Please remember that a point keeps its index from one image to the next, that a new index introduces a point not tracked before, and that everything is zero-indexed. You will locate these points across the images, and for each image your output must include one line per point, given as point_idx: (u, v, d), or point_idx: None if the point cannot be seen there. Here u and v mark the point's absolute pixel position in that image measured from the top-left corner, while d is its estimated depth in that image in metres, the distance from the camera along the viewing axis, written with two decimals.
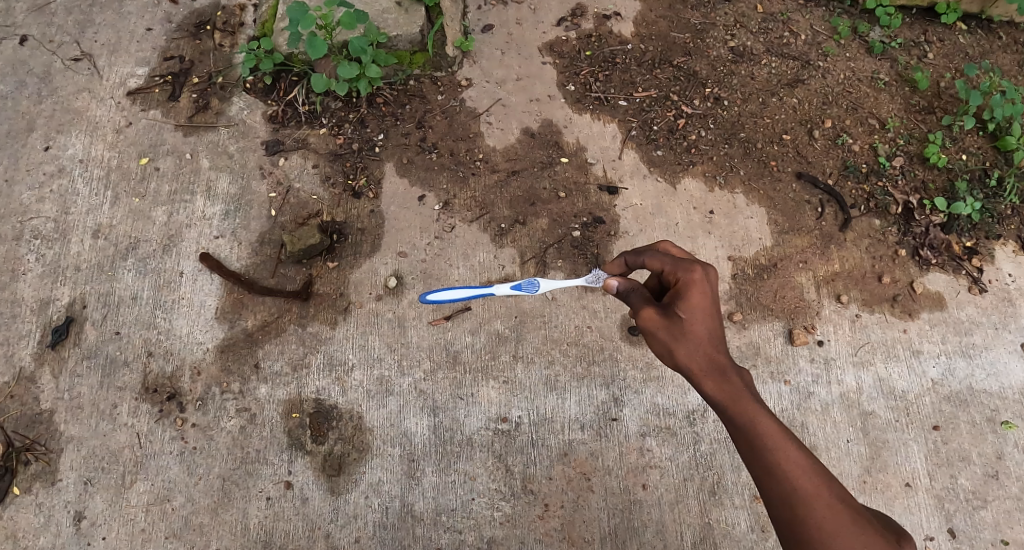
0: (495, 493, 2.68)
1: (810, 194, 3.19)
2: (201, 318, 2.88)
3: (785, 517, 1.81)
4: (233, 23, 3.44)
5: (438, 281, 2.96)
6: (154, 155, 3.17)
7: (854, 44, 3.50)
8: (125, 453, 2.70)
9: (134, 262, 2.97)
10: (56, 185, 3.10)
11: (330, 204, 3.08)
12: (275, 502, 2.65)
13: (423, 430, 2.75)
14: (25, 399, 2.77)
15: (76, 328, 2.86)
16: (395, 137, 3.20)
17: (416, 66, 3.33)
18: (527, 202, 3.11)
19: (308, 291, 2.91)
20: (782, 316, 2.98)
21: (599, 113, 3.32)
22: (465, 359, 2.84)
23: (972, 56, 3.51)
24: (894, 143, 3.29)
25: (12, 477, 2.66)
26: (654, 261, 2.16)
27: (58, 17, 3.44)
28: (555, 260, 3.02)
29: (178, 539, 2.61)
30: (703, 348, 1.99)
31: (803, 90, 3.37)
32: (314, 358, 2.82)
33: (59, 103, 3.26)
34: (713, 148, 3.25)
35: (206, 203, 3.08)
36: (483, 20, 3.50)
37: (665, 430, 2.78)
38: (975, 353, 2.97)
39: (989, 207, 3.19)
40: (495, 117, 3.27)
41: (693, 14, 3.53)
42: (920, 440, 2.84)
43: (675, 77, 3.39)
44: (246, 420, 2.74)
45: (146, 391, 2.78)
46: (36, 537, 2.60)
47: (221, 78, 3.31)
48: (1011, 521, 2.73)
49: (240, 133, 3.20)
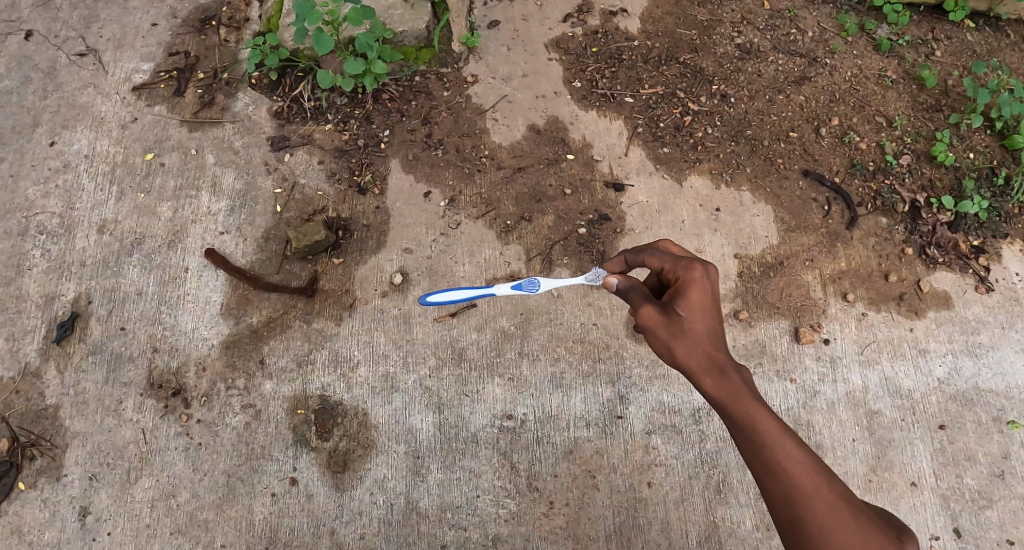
0: (500, 490, 2.68)
1: (816, 192, 3.18)
2: (207, 314, 2.88)
3: (785, 515, 1.81)
4: (238, 19, 3.44)
5: (443, 278, 2.96)
6: (159, 150, 3.16)
7: (861, 41, 3.48)
8: (131, 449, 2.70)
9: (139, 258, 2.97)
10: (61, 180, 3.10)
11: (335, 200, 3.07)
12: (280, 498, 2.65)
13: (427, 427, 2.74)
14: (31, 394, 2.77)
15: (81, 324, 2.86)
16: (400, 133, 3.19)
17: (421, 62, 3.32)
18: (533, 199, 3.10)
19: (313, 288, 2.90)
20: (788, 315, 2.97)
21: (606, 109, 3.31)
22: (470, 355, 2.84)
23: (980, 53, 3.50)
24: (901, 141, 3.28)
25: (18, 472, 2.66)
26: (654, 259, 2.15)
27: (64, 12, 3.44)
28: (561, 258, 3.01)
29: (183, 535, 2.61)
30: (702, 347, 1.97)
31: (809, 87, 3.36)
32: (319, 354, 2.82)
33: (64, 98, 3.25)
34: (719, 146, 3.24)
35: (211, 199, 3.07)
36: (489, 16, 3.48)
37: (670, 428, 2.77)
38: (981, 352, 2.96)
39: (996, 206, 3.18)
40: (501, 113, 3.27)
41: (700, 11, 3.52)
42: (925, 440, 2.83)
43: (681, 73, 3.38)
44: (251, 416, 2.74)
45: (151, 387, 2.78)
46: (41, 532, 2.60)
47: (226, 74, 3.31)
48: (1016, 521, 2.73)
49: (246, 129, 3.20)
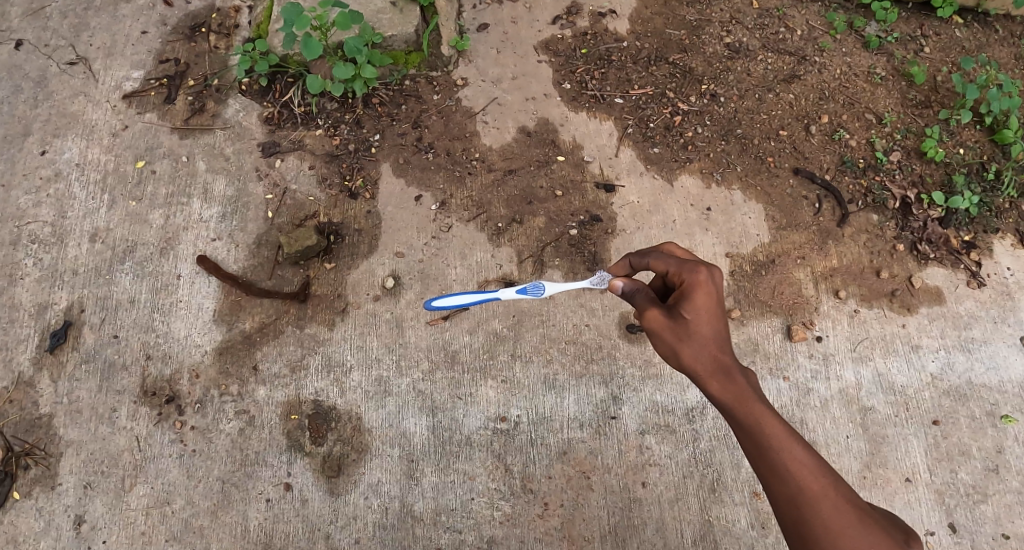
0: (495, 492, 2.68)
1: (807, 190, 3.19)
2: (200, 320, 2.88)
3: (791, 518, 1.81)
4: (228, 25, 3.44)
5: (436, 282, 2.96)
6: (151, 158, 3.17)
7: (850, 39, 3.50)
8: (125, 457, 2.70)
9: (131, 265, 2.97)
10: (53, 189, 3.10)
11: (327, 205, 3.08)
12: (275, 504, 2.65)
13: (422, 431, 2.74)
14: (24, 403, 2.77)
15: (74, 332, 2.86)
16: (391, 137, 3.20)
17: (411, 66, 3.32)
18: (524, 201, 3.11)
19: (305, 293, 2.91)
20: (781, 313, 2.98)
21: (596, 110, 3.31)
22: (463, 358, 2.84)
23: (969, 49, 3.51)
24: (891, 138, 3.29)
25: (12, 481, 2.66)
26: (660, 262, 2.15)
27: (53, 21, 3.44)
28: (553, 259, 3.01)
29: (178, 542, 2.61)
30: (708, 349, 1.97)
31: (799, 85, 3.37)
32: (312, 359, 2.82)
33: (55, 107, 3.25)
34: (710, 145, 3.25)
35: (203, 206, 3.08)
36: (479, 19, 3.49)
37: (664, 427, 2.78)
38: (974, 347, 2.97)
39: (987, 201, 3.18)
40: (491, 116, 3.27)
41: (689, 11, 3.53)
42: (920, 435, 2.83)
43: (671, 74, 3.39)
44: (245, 422, 2.74)
45: (145, 395, 2.78)
46: (37, 541, 2.60)
47: (217, 80, 3.31)
48: (1011, 515, 2.73)
49: (236, 135, 3.20)
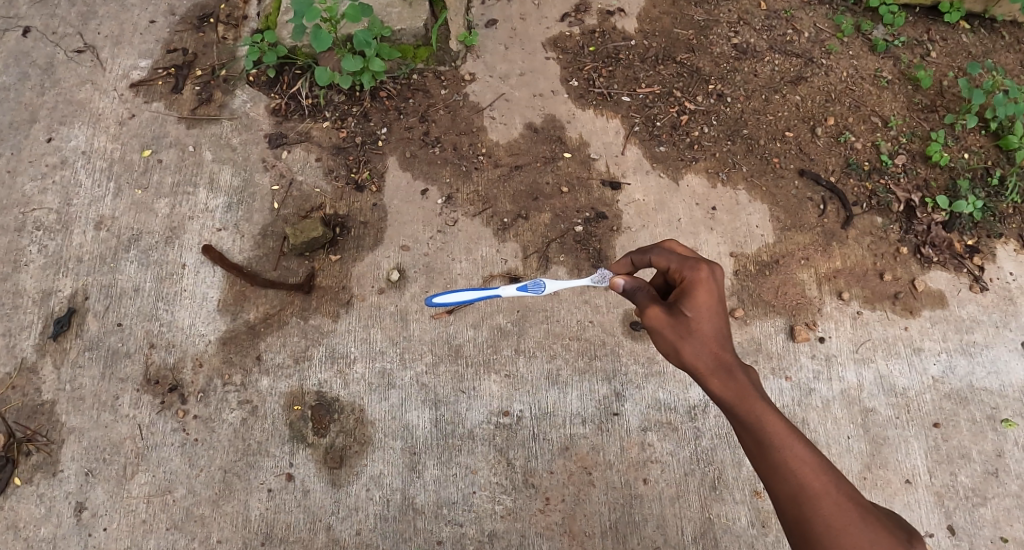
0: (496, 486, 2.68)
1: (812, 191, 3.20)
2: (204, 310, 2.88)
3: (792, 516, 1.81)
4: (236, 16, 3.44)
5: (440, 276, 2.96)
6: (157, 147, 3.17)
7: (857, 42, 3.50)
8: (127, 444, 2.70)
9: (136, 254, 2.97)
10: (58, 176, 3.10)
11: (333, 197, 3.08)
12: (275, 494, 2.65)
13: (424, 424, 2.75)
14: (27, 390, 2.77)
15: (78, 320, 2.86)
16: (398, 131, 3.20)
17: (419, 60, 3.33)
18: (529, 197, 3.11)
19: (310, 284, 2.91)
20: (783, 313, 2.99)
21: (602, 108, 3.32)
22: (466, 352, 2.85)
23: (975, 54, 3.52)
24: (896, 141, 3.29)
25: (13, 468, 2.66)
26: (662, 259, 2.15)
27: (61, 9, 3.44)
28: (558, 256, 3.02)
29: (179, 531, 2.61)
30: (708, 347, 1.98)
31: (805, 87, 3.38)
32: (315, 350, 2.83)
33: (61, 95, 3.25)
34: (715, 145, 3.26)
35: (209, 195, 3.08)
36: (487, 15, 3.50)
37: (666, 425, 2.78)
38: (976, 351, 2.98)
39: (990, 206, 3.19)
40: (498, 111, 3.28)
41: (697, 11, 3.54)
42: (920, 438, 2.84)
43: (678, 73, 3.40)
44: (247, 413, 2.74)
45: (147, 383, 2.78)
46: (37, 528, 2.60)
47: (224, 71, 3.31)
48: (1010, 518, 2.74)
49: (243, 126, 3.21)
